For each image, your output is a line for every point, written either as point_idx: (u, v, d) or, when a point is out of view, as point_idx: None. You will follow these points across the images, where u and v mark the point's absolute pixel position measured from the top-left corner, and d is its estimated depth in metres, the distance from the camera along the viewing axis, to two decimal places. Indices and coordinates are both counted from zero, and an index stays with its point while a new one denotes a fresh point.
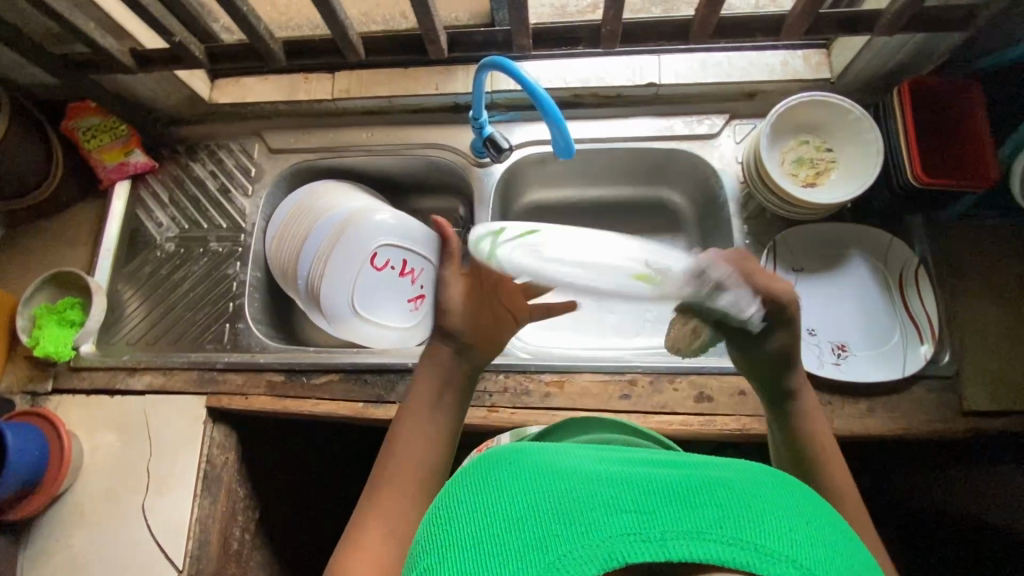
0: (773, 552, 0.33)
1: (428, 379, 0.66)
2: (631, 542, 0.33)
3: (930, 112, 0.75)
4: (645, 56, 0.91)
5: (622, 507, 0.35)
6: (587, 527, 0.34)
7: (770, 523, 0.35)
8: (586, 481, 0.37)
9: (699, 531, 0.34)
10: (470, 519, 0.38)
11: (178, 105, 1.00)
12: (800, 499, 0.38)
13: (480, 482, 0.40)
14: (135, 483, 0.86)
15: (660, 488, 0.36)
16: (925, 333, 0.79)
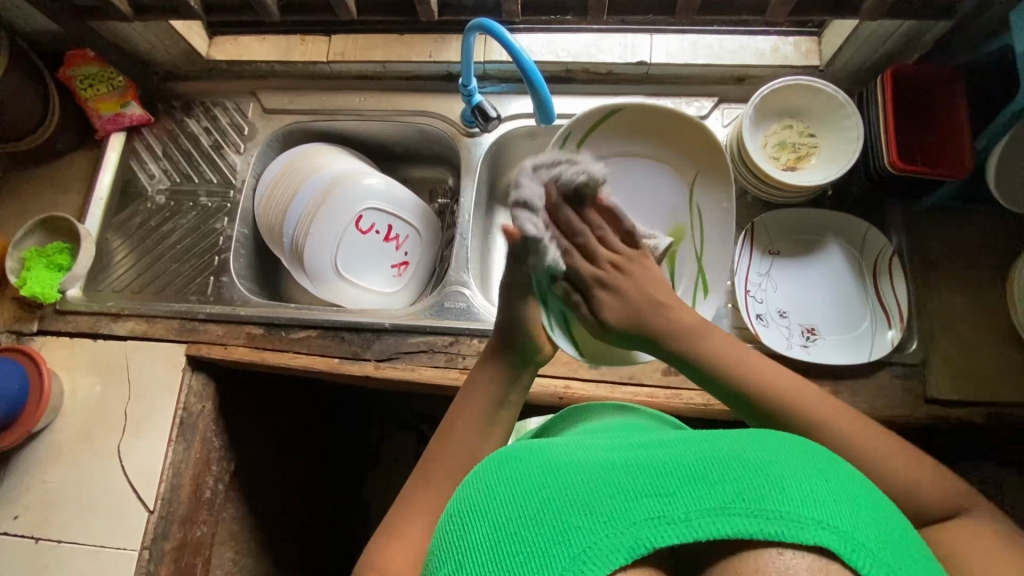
0: (797, 516, 0.36)
1: (484, 379, 0.64)
2: (656, 526, 0.36)
3: (909, 102, 0.77)
4: (637, 34, 0.92)
5: (643, 492, 0.38)
6: (612, 517, 0.37)
7: (789, 489, 0.37)
8: (602, 472, 0.40)
9: (722, 508, 0.36)
10: (496, 517, 0.40)
11: (175, 58, 1.01)
12: (814, 460, 0.40)
13: (502, 479, 0.43)
14: (113, 424, 0.88)
15: (677, 471, 0.39)
16: (893, 320, 0.80)
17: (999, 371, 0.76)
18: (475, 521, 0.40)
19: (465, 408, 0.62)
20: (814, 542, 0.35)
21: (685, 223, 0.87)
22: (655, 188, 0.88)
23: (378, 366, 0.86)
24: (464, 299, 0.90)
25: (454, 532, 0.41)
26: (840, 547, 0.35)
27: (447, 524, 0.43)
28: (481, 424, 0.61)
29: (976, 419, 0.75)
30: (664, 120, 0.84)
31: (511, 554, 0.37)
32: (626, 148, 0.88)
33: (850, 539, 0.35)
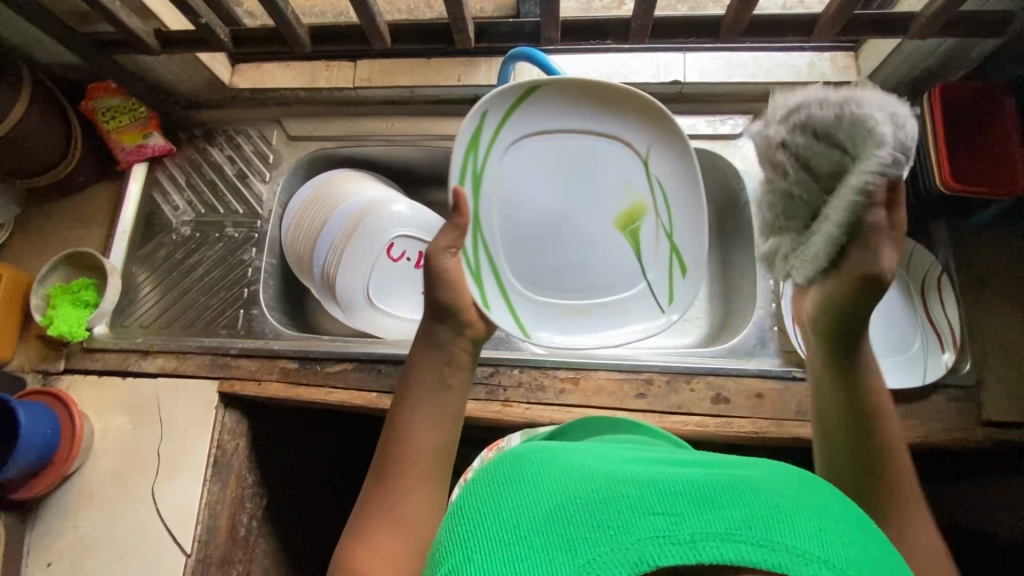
0: (801, 551, 0.34)
1: (420, 367, 0.62)
2: (660, 544, 0.34)
3: (962, 118, 0.75)
4: (670, 54, 0.91)
5: (650, 509, 0.36)
6: (617, 531, 0.35)
7: (797, 525, 0.35)
8: (609, 484, 0.39)
9: (729, 532, 0.34)
10: (499, 520, 0.39)
11: (198, 88, 0.99)
12: (825, 502, 0.39)
13: (507, 482, 0.42)
14: (146, 466, 0.86)
15: (686, 492, 0.37)
16: (946, 342, 0.79)
17: None
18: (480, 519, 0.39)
19: (408, 391, 0.61)
20: None
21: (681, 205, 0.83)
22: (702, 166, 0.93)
23: None
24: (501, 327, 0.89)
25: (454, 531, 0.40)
26: None
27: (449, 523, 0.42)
28: (434, 429, 0.60)
29: None
30: None
31: (510, 555, 0.36)
32: None
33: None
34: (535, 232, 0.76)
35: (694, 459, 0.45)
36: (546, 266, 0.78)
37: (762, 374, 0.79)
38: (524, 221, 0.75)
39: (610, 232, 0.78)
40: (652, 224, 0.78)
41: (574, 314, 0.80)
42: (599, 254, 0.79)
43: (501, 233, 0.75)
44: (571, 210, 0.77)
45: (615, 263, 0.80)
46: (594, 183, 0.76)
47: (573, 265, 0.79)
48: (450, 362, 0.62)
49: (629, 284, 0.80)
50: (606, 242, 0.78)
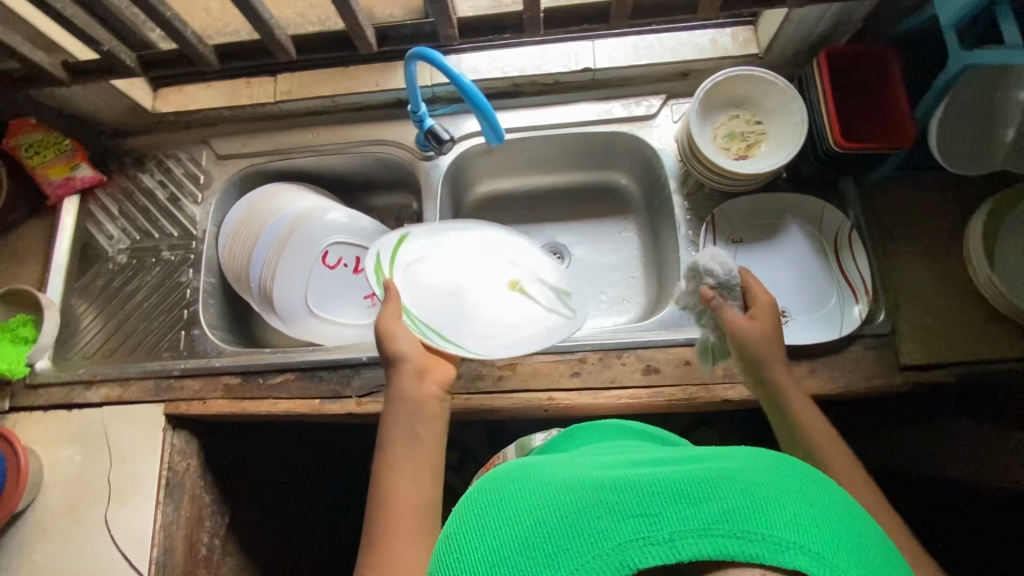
0: (776, 538, 0.37)
1: (395, 423, 0.67)
2: (639, 547, 0.38)
3: (850, 79, 0.78)
4: (578, 43, 0.94)
5: (628, 512, 0.40)
6: (597, 538, 0.40)
7: (771, 511, 0.38)
8: (589, 490, 0.43)
9: (706, 528, 0.38)
10: (494, 542, 0.44)
11: (123, 116, 1.00)
12: (803, 484, 0.42)
13: (501, 503, 0.47)
14: (99, 494, 0.86)
15: (663, 490, 0.41)
16: (859, 294, 0.82)
17: (969, 329, 0.78)
18: (473, 545, 0.45)
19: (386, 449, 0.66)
20: (795, 567, 0.36)
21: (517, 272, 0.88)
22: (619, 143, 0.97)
23: (360, 402, 0.85)
24: None
25: (457, 550, 0.46)
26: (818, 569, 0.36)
27: (449, 539, 0.48)
28: (418, 473, 0.63)
29: (951, 380, 0.77)
30: (719, 96, 0.85)
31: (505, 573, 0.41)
32: (597, 117, 0.95)
33: (828, 562, 0.36)
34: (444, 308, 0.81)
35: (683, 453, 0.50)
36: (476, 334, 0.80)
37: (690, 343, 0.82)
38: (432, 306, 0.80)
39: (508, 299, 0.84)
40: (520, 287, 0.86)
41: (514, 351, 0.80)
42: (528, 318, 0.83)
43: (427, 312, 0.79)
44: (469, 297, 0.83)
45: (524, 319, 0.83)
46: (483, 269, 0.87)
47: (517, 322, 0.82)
48: (416, 409, 0.68)
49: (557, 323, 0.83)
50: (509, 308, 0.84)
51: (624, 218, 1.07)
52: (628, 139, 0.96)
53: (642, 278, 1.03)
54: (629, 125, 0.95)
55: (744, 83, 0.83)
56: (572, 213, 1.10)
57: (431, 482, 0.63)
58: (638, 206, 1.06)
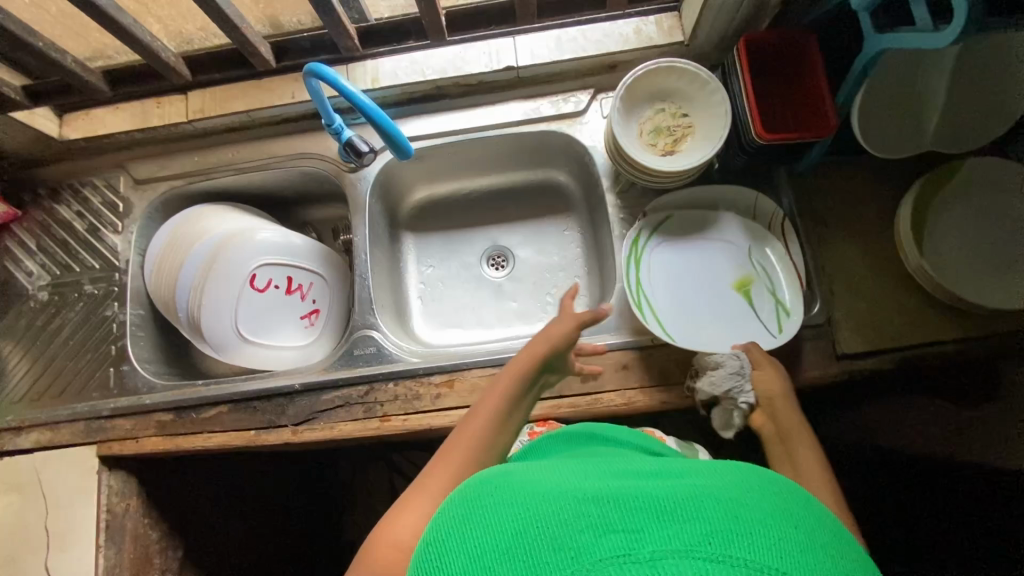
0: (760, 564, 0.34)
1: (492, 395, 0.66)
2: (621, 565, 0.34)
3: (770, 67, 0.76)
4: (500, 39, 0.89)
5: (609, 527, 0.36)
6: (577, 553, 0.35)
7: (761, 537, 0.35)
8: (568, 500, 0.39)
9: (690, 549, 0.34)
10: (467, 549, 0.38)
11: (29, 146, 0.95)
12: (789, 507, 0.39)
13: (473, 507, 0.42)
14: (35, 543, 0.84)
15: (646, 507, 0.37)
16: (795, 283, 0.80)
17: (904, 314, 0.77)
18: (443, 554, 0.39)
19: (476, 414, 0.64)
20: None
21: (751, 269, 0.84)
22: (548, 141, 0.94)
23: (296, 431, 0.83)
24: (374, 342, 0.88)
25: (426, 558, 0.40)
26: None
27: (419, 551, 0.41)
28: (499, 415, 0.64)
29: (886, 367, 0.77)
30: (642, 91, 0.82)
31: None
32: (525, 117, 0.93)
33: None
34: (665, 274, 0.85)
35: (668, 470, 0.46)
36: (680, 314, 0.82)
37: (626, 346, 0.81)
38: (662, 268, 0.85)
39: (727, 290, 0.84)
40: (766, 287, 0.82)
41: (709, 337, 0.81)
42: (717, 308, 0.83)
43: (652, 266, 0.85)
44: (701, 264, 0.86)
45: (726, 312, 0.82)
46: (718, 253, 0.86)
47: (684, 303, 0.83)
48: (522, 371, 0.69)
49: (734, 325, 0.81)
50: (723, 298, 0.83)
51: (565, 216, 1.05)
52: (557, 137, 0.94)
53: (586, 277, 1.02)
54: (558, 122, 0.92)
55: (667, 77, 0.81)
56: (514, 214, 1.07)
57: (507, 430, 0.64)
58: (578, 204, 1.04)
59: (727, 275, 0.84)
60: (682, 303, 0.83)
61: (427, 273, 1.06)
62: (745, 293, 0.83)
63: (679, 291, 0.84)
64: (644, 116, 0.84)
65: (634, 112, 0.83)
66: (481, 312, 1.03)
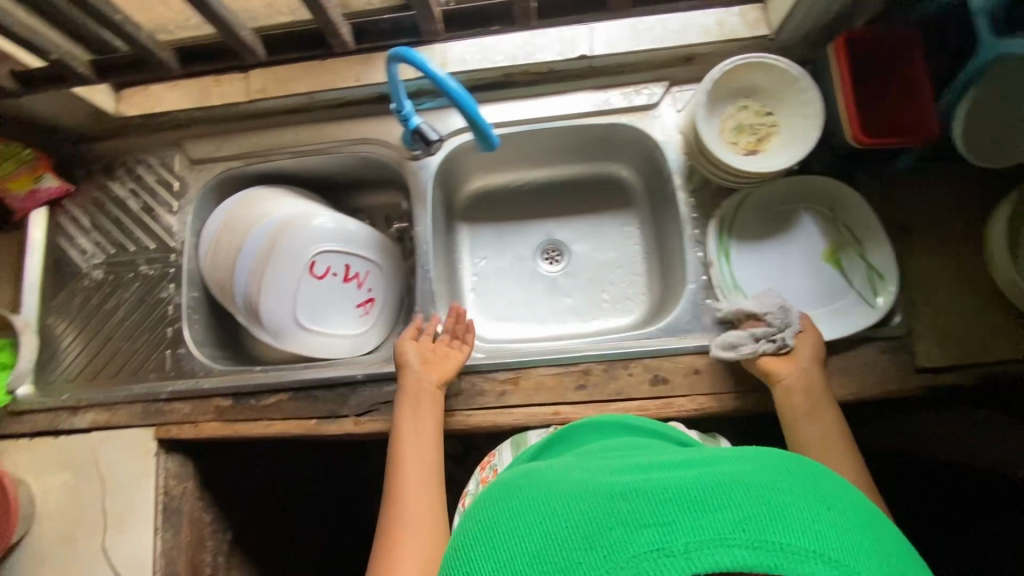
0: (794, 548, 0.37)
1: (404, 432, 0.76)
2: (656, 558, 0.37)
3: (868, 65, 0.73)
4: (574, 27, 0.86)
5: (641, 522, 0.39)
6: (612, 549, 0.38)
7: (790, 518, 0.38)
8: (594, 500, 0.42)
9: (724, 537, 0.37)
10: (500, 550, 0.42)
11: (85, 121, 0.92)
12: (811, 484, 0.42)
13: (500, 511, 0.46)
14: (93, 523, 0.84)
15: (674, 499, 0.40)
16: (884, 287, 0.77)
17: (989, 329, 0.75)
18: (482, 555, 0.43)
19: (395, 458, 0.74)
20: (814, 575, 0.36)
21: (837, 235, 0.82)
22: (618, 133, 0.91)
23: (358, 422, 0.82)
24: (436, 334, 0.86)
25: (462, 561, 0.44)
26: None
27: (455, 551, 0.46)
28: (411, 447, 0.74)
29: (968, 382, 0.75)
30: (726, 86, 0.79)
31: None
32: (596, 108, 0.89)
33: (841, 566, 0.36)
34: (750, 268, 0.83)
35: (686, 454, 0.48)
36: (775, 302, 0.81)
37: (698, 350, 0.79)
38: (745, 260, 0.83)
39: (817, 264, 0.82)
40: (856, 253, 0.80)
41: (811, 318, 0.80)
42: (812, 285, 0.81)
43: (737, 261, 0.83)
44: (783, 243, 0.83)
45: (818, 288, 0.81)
46: (799, 232, 0.83)
47: (781, 293, 0.82)
48: (416, 401, 0.78)
49: (833, 300, 0.80)
50: (814, 273, 0.82)
51: (625, 212, 1.02)
52: (628, 129, 0.90)
53: (645, 275, 0.99)
54: (630, 114, 0.89)
55: (753, 71, 0.77)
56: (570, 207, 1.05)
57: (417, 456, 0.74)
58: (639, 199, 1.01)
59: (812, 248, 0.83)
60: (772, 290, 0.82)
61: (481, 265, 1.04)
62: (839, 263, 0.81)
63: (765, 277, 0.83)
64: (725, 112, 0.80)
65: (716, 108, 0.80)
66: (535, 307, 1.02)
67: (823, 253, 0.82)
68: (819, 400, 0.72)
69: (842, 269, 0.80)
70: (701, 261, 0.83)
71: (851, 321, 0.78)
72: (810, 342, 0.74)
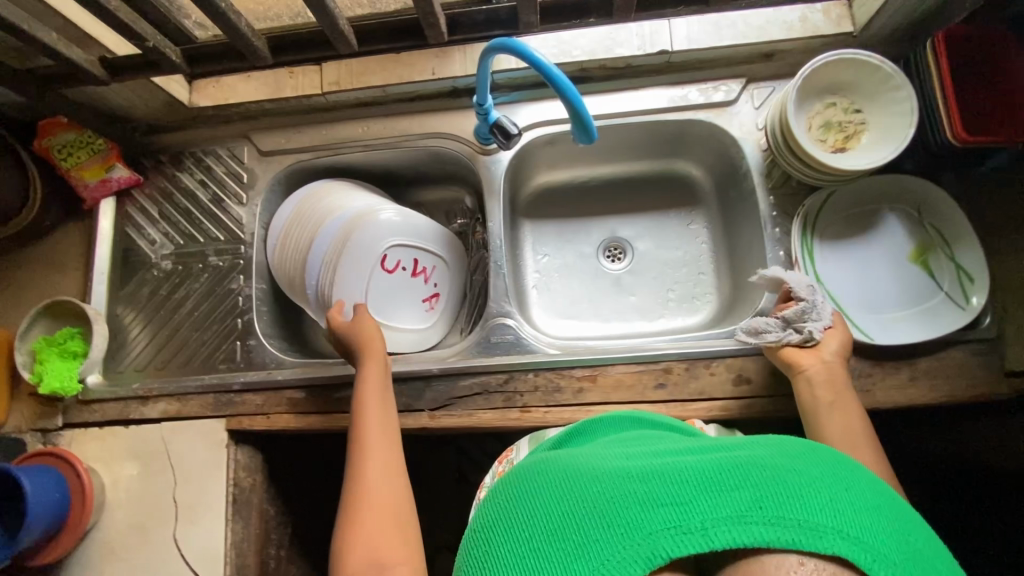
0: (814, 525, 0.33)
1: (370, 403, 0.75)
2: (673, 535, 0.34)
3: (970, 60, 0.71)
4: (654, 21, 0.85)
5: (657, 501, 0.36)
6: (629, 528, 0.35)
7: (809, 497, 0.35)
8: (615, 481, 0.39)
9: (741, 515, 0.34)
10: (515, 535, 0.39)
11: (158, 111, 0.93)
12: (832, 465, 0.38)
13: (516, 498, 0.43)
14: (164, 514, 0.84)
15: (693, 479, 0.37)
16: (978, 286, 0.75)
17: None
18: (497, 541, 0.40)
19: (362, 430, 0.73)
20: (835, 553, 0.32)
21: (923, 236, 0.80)
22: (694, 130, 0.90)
23: (433, 416, 0.82)
24: (510, 330, 0.85)
25: (476, 554, 0.41)
26: (860, 557, 0.32)
27: (471, 546, 0.43)
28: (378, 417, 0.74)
29: None
30: (814, 82, 0.78)
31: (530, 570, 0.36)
32: (674, 105, 0.89)
33: (867, 546, 0.33)
34: (833, 268, 0.82)
35: (709, 442, 0.45)
36: (859, 303, 0.80)
37: None
38: (828, 260, 0.82)
39: (902, 265, 0.81)
40: (944, 255, 0.79)
41: (897, 321, 0.79)
42: (897, 287, 0.80)
43: (820, 260, 0.82)
44: (866, 244, 0.82)
45: (904, 290, 0.80)
46: (883, 232, 0.82)
47: (865, 294, 0.81)
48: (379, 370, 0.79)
49: (920, 303, 0.79)
50: (899, 275, 0.81)
51: (690, 211, 1.01)
52: (705, 125, 0.89)
53: (712, 275, 0.98)
54: (707, 111, 0.88)
55: (843, 68, 0.76)
56: (634, 205, 1.04)
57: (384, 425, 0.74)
58: (706, 198, 1.00)
59: (897, 249, 0.81)
60: (855, 291, 0.81)
61: (543, 262, 1.03)
62: (925, 264, 0.80)
63: (848, 277, 0.82)
64: (812, 108, 0.80)
65: (803, 104, 0.79)
66: (599, 304, 1.00)
67: (908, 255, 0.81)
68: (840, 392, 0.70)
69: (929, 270, 0.79)
70: (782, 260, 0.82)
71: (942, 321, 0.76)
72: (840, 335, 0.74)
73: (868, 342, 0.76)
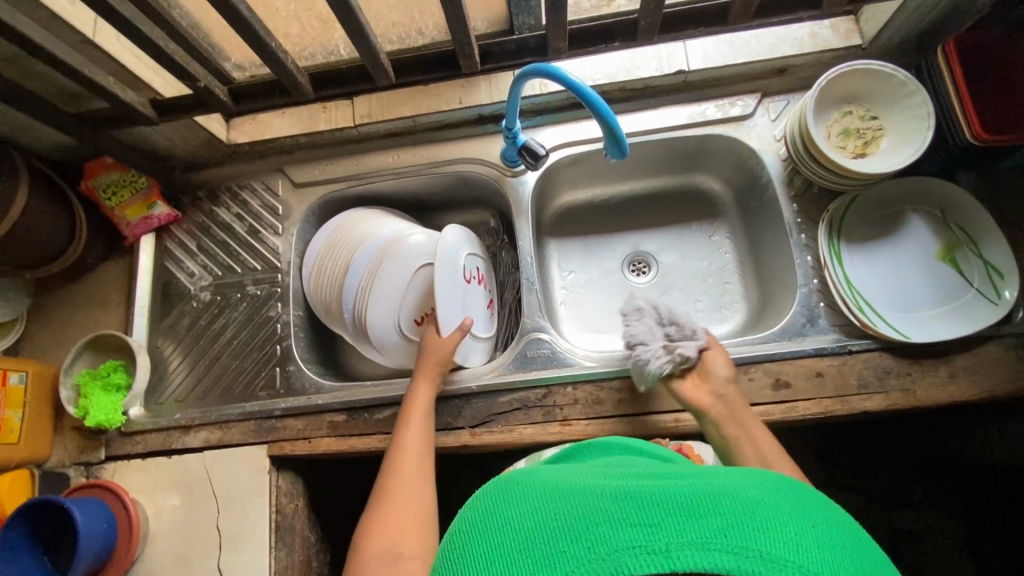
0: (772, 556, 0.35)
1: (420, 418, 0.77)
2: (636, 554, 0.36)
3: (981, 67, 0.75)
4: (670, 45, 0.90)
5: (626, 520, 0.38)
6: (593, 542, 0.38)
7: (772, 532, 0.37)
8: (589, 498, 0.41)
9: (705, 541, 0.36)
10: (490, 538, 0.42)
11: (198, 149, 0.97)
12: (803, 503, 0.40)
13: (492, 504, 0.45)
14: (208, 543, 0.83)
15: (661, 500, 0.39)
16: (1009, 279, 0.76)
17: None
18: (471, 542, 0.42)
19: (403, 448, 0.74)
20: None
21: (948, 235, 0.82)
22: (713, 143, 0.93)
23: (474, 433, 0.82)
24: (546, 344, 0.86)
25: (451, 555, 0.43)
26: None
27: (446, 545, 0.46)
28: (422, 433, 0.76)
29: None
30: (829, 93, 0.82)
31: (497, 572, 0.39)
32: (694, 121, 0.92)
33: None
34: (863, 270, 0.83)
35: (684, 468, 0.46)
36: (892, 303, 0.81)
37: (817, 352, 0.79)
38: (857, 263, 0.84)
39: (931, 264, 0.82)
40: (970, 252, 0.80)
41: (931, 318, 0.79)
42: (929, 286, 0.81)
43: (850, 264, 0.83)
44: (893, 245, 0.84)
45: (935, 288, 0.81)
46: (908, 233, 0.84)
47: (898, 293, 0.82)
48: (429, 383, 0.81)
49: (951, 299, 0.80)
50: (929, 273, 0.82)
51: (712, 223, 1.04)
52: (725, 140, 0.92)
53: (738, 284, 0.99)
54: (725, 125, 0.91)
55: (855, 78, 0.80)
56: (655, 220, 1.06)
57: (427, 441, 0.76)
58: (726, 210, 1.03)
59: (924, 248, 0.83)
60: (888, 292, 0.82)
61: (569, 278, 1.05)
62: (953, 263, 0.81)
63: (879, 278, 0.83)
64: (830, 118, 0.83)
65: (821, 115, 0.83)
66: None
67: (936, 253, 0.82)
68: (743, 421, 0.70)
69: (959, 267, 0.80)
70: (810, 265, 0.84)
71: (975, 317, 0.77)
72: (719, 357, 0.75)
73: (906, 339, 0.76)
